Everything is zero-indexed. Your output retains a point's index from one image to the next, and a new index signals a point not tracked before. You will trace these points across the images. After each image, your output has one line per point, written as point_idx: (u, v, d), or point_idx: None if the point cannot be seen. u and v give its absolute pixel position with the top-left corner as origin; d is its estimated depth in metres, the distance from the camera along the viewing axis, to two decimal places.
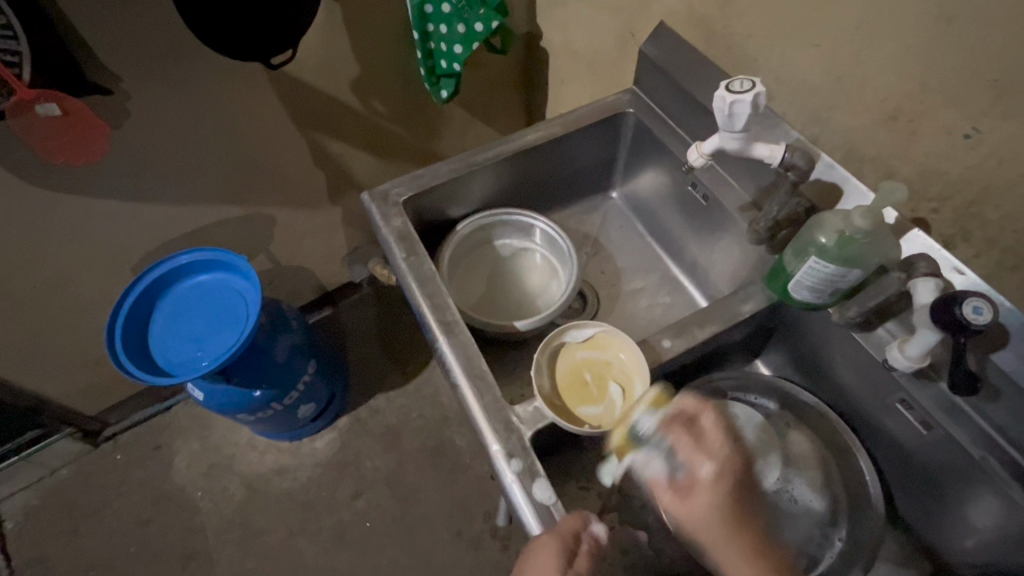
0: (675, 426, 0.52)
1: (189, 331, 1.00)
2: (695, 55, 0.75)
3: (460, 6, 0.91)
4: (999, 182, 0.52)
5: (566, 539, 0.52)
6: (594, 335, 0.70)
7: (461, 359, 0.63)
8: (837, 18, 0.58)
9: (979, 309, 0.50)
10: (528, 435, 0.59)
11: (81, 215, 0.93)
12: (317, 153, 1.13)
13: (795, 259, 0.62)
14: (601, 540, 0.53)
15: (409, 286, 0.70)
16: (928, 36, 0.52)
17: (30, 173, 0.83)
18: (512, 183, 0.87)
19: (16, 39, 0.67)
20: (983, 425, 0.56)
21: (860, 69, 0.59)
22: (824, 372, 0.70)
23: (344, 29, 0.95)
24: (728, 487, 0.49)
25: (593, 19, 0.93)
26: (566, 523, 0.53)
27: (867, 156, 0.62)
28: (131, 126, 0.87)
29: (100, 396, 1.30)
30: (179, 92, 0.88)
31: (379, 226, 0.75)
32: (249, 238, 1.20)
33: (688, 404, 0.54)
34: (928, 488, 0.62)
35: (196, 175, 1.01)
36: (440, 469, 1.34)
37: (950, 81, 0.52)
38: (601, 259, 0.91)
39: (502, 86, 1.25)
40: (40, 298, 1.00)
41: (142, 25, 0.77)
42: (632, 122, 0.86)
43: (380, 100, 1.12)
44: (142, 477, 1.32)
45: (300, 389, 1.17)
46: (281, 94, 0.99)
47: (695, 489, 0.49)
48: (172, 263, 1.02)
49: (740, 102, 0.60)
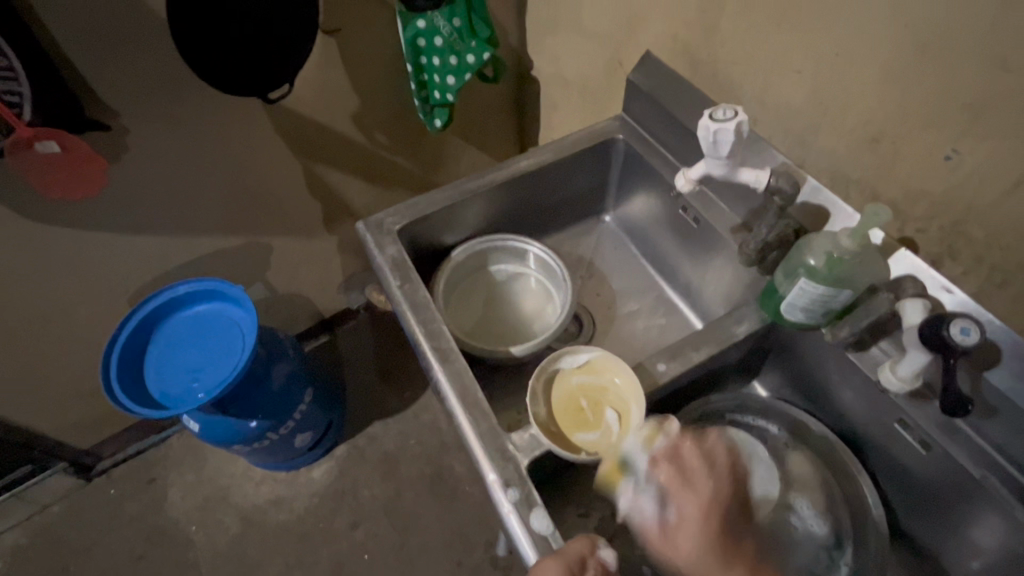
0: (661, 463, 0.54)
1: (184, 362, 1.00)
2: (681, 83, 0.77)
3: (452, 39, 0.94)
4: (982, 201, 0.53)
5: (572, 562, 0.50)
6: (590, 360, 0.70)
7: (456, 387, 0.63)
8: (817, 46, 0.60)
9: (967, 330, 0.50)
10: (525, 463, 0.59)
11: (77, 248, 0.94)
12: (313, 182, 1.15)
13: (787, 280, 0.62)
14: (609, 566, 0.51)
15: (404, 314, 0.70)
16: (904, 62, 0.54)
17: (28, 208, 0.84)
18: (506, 210, 0.88)
19: (17, 80, 0.69)
20: (981, 444, 0.55)
21: (841, 94, 0.60)
22: (821, 392, 0.70)
23: (339, 63, 0.98)
24: (715, 524, 0.51)
25: (582, 49, 0.95)
26: (572, 547, 0.51)
27: (852, 178, 0.64)
28: (128, 160, 0.88)
29: (94, 429, 1.28)
30: (176, 126, 0.89)
31: (374, 255, 0.76)
32: (245, 266, 1.21)
33: (671, 440, 0.56)
34: (932, 510, 0.62)
35: (193, 206, 1.02)
36: (439, 497, 1.32)
37: (928, 105, 0.54)
38: (596, 282, 0.92)
39: (495, 114, 1.28)
40: (34, 331, 1.00)
41: (141, 63, 0.79)
42: (622, 147, 0.87)
43: (376, 130, 1.14)
44: (135, 511, 1.30)
45: (296, 418, 1.16)
46: (278, 126, 1.00)
47: (681, 528, 0.51)
48: (167, 293, 1.02)
49: (723, 130, 0.61)
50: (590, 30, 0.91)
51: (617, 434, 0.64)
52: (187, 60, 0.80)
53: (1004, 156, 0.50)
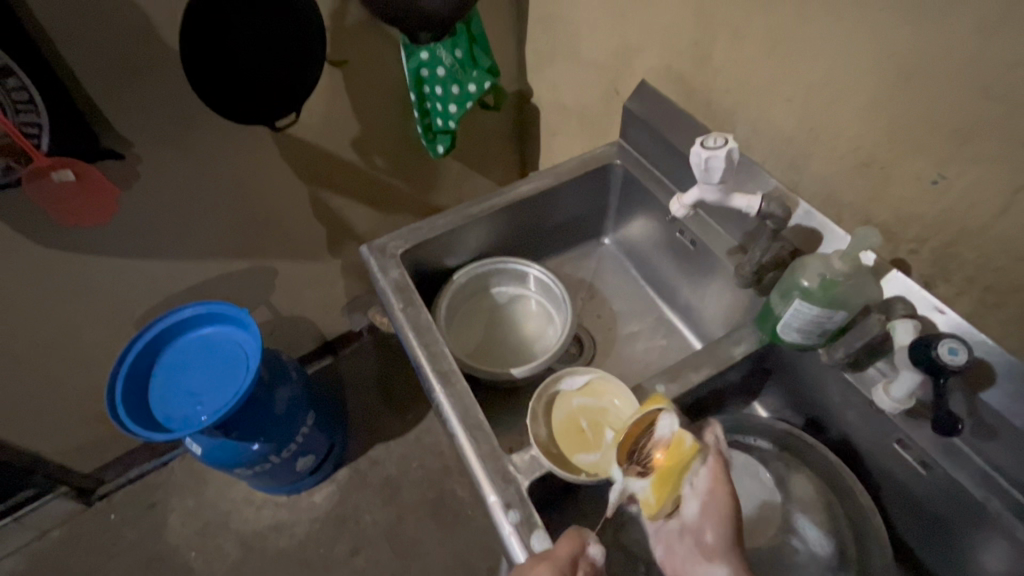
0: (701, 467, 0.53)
1: (188, 385, 1.01)
2: (676, 110, 0.80)
3: (454, 69, 0.98)
4: (971, 224, 0.54)
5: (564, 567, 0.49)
6: (590, 382, 0.71)
7: (458, 409, 0.64)
8: (806, 76, 0.62)
9: (955, 350, 0.51)
10: (525, 485, 0.59)
11: (87, 272, 0.96)
12: (318, 207, 1.17)
13: (782, 301, 0.63)
14: (598, 562, 0.50)
15: (406, 336, 0.71)
16: (889, 92, 0.56)
17: (41, 234, 0.86)
18: (507, 233, 0.90)
19: (38, 113, 0.72)
20: (981, 464, 0.56)
21: (830, 121, 0.62)
22: (822, 412, 0.70)
23: (346, 93, 1.01)
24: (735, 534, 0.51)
25: (581, 78, 0.98)
26: (561, 547, 0.51)
27: (845, 202, 0.65)
28: (140, 187, 0.91)
29: (96, 452, 1.28)
30: (187, 154, 0.92)
31: (377, 278, 0.77)
32: (250, 290, 1.23)
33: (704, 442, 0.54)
34: (934, 532, 0.61)
35: (201, 231, 1.04)
36: (441, 522, 1.31)
37: (913, 132, 0.55)
38: (596, 304, 0.93)
39: (496, 141, 1.31)
40: (42, 354, 1.02)
41: (155, 95, 0.83)
42: (620, 172, 0.90)
43: (380, 156, 1.17)
44: (135, 537, 1.29)
45: (298, 441, 1.16)
46: (286, 154, 1.03)
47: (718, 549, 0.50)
48: (173, 317, 1.03)
49: (715, 158, 0.64)
50: (588, 60, 0.94)
51: None
52: (199, 94, 0.82)
53: (989, 180, 0.51)
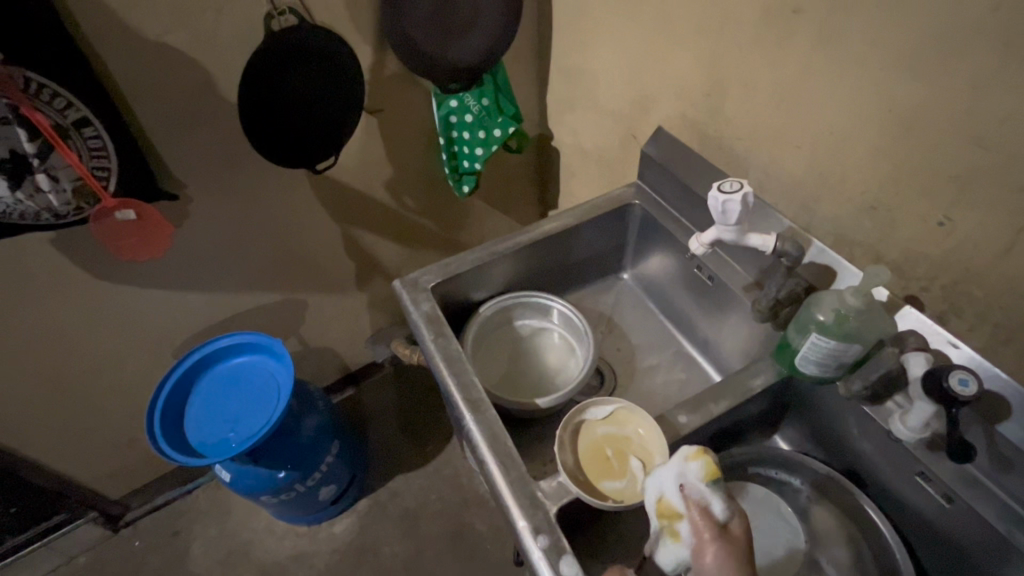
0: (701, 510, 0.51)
1: (222, 413, 1.05)
2: (692, 155, 0.85)
3: (480, 115, 1.05)
4: (977, 264, 0.57)
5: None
6: (614, 412, 0.74)
7: (487, 436, 0.67)
8: (814, 126, 0.67)
9: (965, 380, 0.53)
10: (553, 510, 0.61)
11: (135, 303, 1.02)
12: (349, 243, 1.24)
13: (799, 335, 0.66)
14: None
15: (437, 365, 0.75)
16: (891, 141, 0.60)
17: (98, 267, 0.93)
18: (530, 269, 0.94)
19: (109, 158, 0.79)
20: (1003, 498, 0.56)
21: (838, 166, 0.66)
22: (842, 445, 0.71)
23: (380, 138, 1.09)
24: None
25: (600, 124, 1.05)
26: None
27: (856, 241, 0.69)
28: (189, 224, 0.98)
29: (126, 478, 1.32)
30: (234, 194, 0.99)
31: (410, 310, 0.82)
32: (282, 321, 1.28)
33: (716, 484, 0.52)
34: (961, 568, 0.61)
35: (240, 266, 1.11)
36: (459, 556, 1.30)
37: (918, 177, 0.59)
38: (616, 337, 0.96)
39: (518, 181, 1.37)
40: (86, 381, 1.07)
41: (209, 142, 0.90)
42: (638, 212, 0.94)
43: (409, 196, 1.24)
44: (158, 565, 1.31)
45: (322, 470, 1.19)
46: (322, 194, 1.10)
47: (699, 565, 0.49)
48: (211, 346, 1.08)
49: (730, 201, 0.68)
50: (607, 108, 1.00)
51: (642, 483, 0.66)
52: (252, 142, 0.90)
53: (992, 221, 0.55)
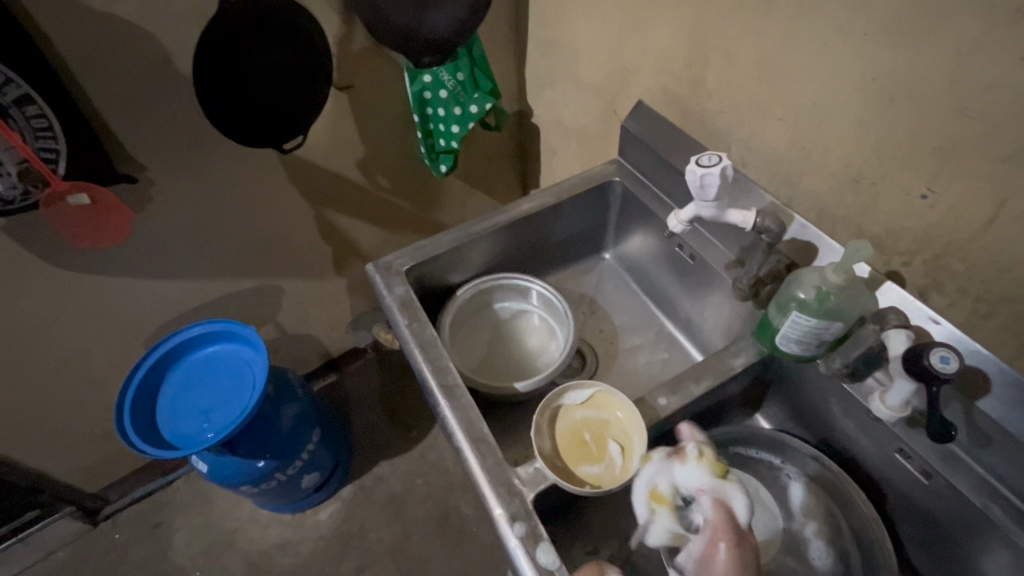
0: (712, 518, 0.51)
1: (195, 403, 1.02)
2: (672, 130, 0.82)
3: (456, 91, 1.01)
4: (959, 238, 0.56)
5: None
6: (593, 395, 0.72)
7: (463, 423, 0.65)
8: (796, 97, 0.64)
9: (946, 358, 0.52)
10: (530, 497, 0.60)
11: (99, 292, 0.98)
12: (324, 226, 1.20)
13: (779, 313, 0.64)
14: None
15: (412, 352, 0.73)
16: (876, 110, 0.58)
17: (56, 256, 0.89)
18: (508, 250, 0.92)
19: (57, 139, 0.75)
20: (981, 473, 0.56)
21: (821, 139, 0.64)
22: (822, 422, 0.71)
23: (351, 116, 1.04)
24: None
25: (579, 99, 1.01)
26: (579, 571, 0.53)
27: (838, 216, 0.67)
28: (152, 209, 0.94)
29: (103, 471, 1.29)
30: (198, 177, 0.95)
31: (384, 295, 0.79)
32: (257, 309, 1.25)
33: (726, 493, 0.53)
34: (939, 543, 0.61)
35: (210, 252, 1.07)
36: (445, 539, 1.30)
37: (901, 149, 0.57)
38: (598, 318, 0.94)
39: (497, 160, 1.34)
40: (53, 374, 1.03)
41: (168, 121, 0.86)
42: (619, 189, 0.92)
43: (385, 176, 1.20)
44: (140, 558, 1.29)
45: (304, 458, 1.16)
46: (293, 175, 1.06)
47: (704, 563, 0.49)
48: (183, 335, 1.05)
49: (709, 175, 0.65)
50: (586, 82, 0.97)
51: (621, 467, 0.64)
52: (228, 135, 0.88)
53: (975, 193, 0.53)
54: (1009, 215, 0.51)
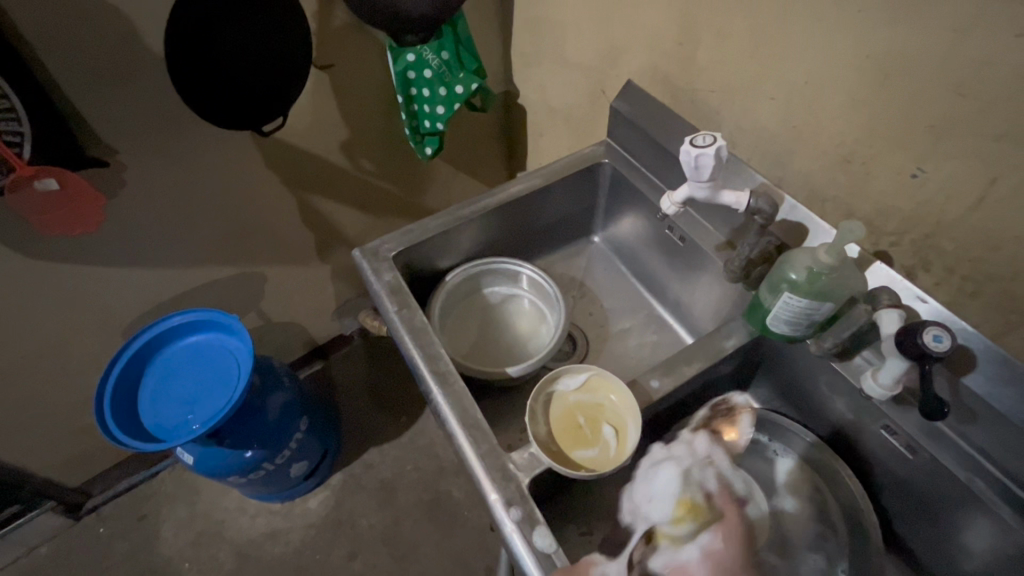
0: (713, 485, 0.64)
1: (178, 394, 0.99)
2: (662, 110, 0.81)
3: (441, 71, 0.97)
4: (949, 218, 0.56)
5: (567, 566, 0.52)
6: (586, 379, 0.72)
7: (456, 409, 0.64)
8: (789, 76, 0.64)
9: (939, 337, 0.53)
10: (526, 482, 0.60)
11: (72, 282, 0.94)
12: (306, 211, 1.17)
13: (771, 294, 0.64)
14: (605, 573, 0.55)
15: (402, 338, 0.72)
16: (869, 89, 0.57)
17: (25, 245, 0.85)
18: (498, 234, 0.90)
19: (19, 121, 0.71)
20: (965, 448, 0.58)
21: (813, 120, 0.64)
22: (810, 400, 0.72)
23: (331, 95, 1.01)
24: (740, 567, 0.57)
25: (566, 78, 0.99)
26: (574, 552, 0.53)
27: (829, 196, 0.67)
28: (126, 194, 0.90)
29: (84, 465, 1.26)
30: (173, 161, 0.91)
31: (372, 281, 0.77)
32: (239, 297, 1.22)
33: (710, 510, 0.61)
34: (923, 517, 0.63)
35: (188, 239, 1.03)
36: (436, 523, 1.31)
37: (892, 129, 0.57)
38: (588, 301, 0.94)
39: (484, 141, 1.31)
40: (26, 367, 1.00)
41: (138, 102, 0.82)
42: (608, 170, 0.91)
43: (368, 159, 1.17)
44: (126, 551, 1.27)
45: (292, 447, 1.15)
46: (273, 159, 1.03)
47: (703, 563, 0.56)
48: (162, 325, 1.02)
49: (704, 156, 0.65)
50: (575, 61, 0.95)
51: (615, 450, 0.65)
52: (213, 124, 0.85)
53: (966, 172, 0.53)
54: (998, 193, 0.52)
